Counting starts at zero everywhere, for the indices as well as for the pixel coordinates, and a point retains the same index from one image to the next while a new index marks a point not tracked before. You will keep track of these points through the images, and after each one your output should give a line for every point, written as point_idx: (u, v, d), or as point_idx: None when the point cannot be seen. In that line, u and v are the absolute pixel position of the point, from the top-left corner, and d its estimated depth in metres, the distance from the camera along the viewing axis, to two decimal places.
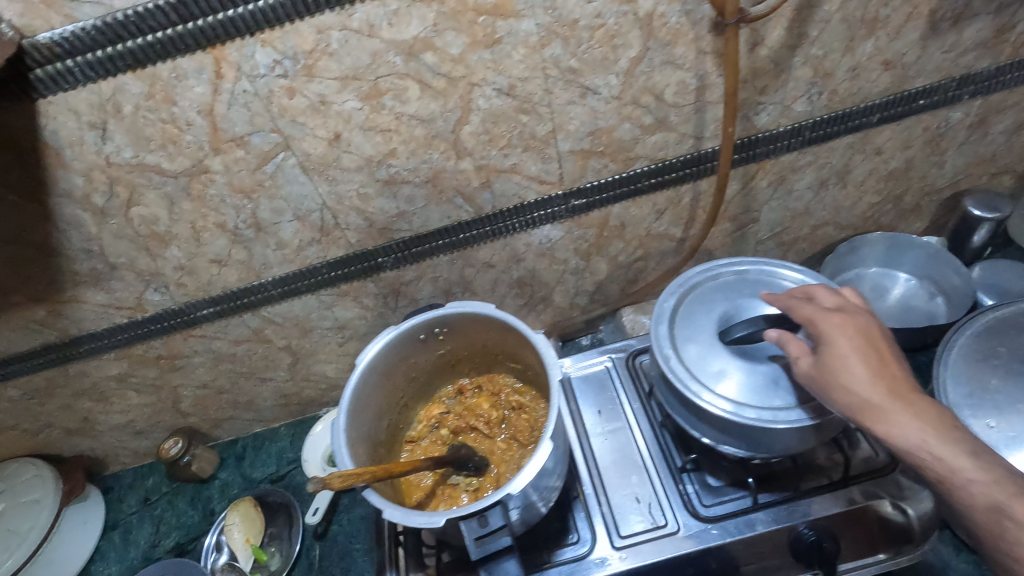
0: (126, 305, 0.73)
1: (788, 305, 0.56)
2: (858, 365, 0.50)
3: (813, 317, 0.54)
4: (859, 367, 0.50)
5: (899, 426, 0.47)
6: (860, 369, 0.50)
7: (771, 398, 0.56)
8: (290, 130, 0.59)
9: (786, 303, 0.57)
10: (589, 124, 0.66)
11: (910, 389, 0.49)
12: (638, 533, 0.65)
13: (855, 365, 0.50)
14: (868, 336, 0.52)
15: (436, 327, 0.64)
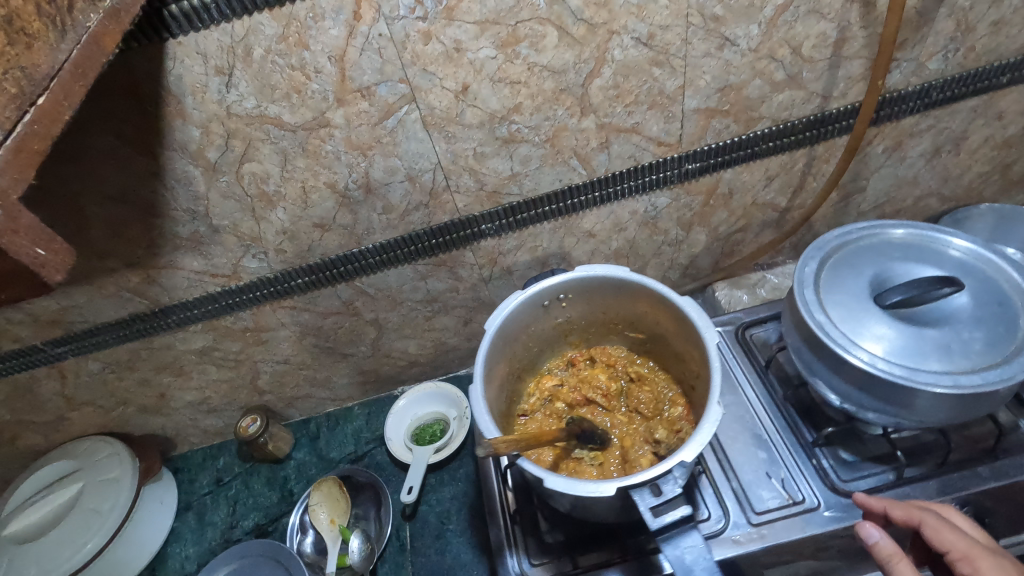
0: (222, 273, 0.70)
1: (916, 516, 0.51)
2: None
3: (964, 552, 0.48)
4: None
5: None
6: None
7: (942, 362, 0.53)
8: (419, 79, 0.56)
9: (913, 510, 0.51)
10: (720, 80, 0.63)
11: None
12: (775, 508, 0.62)
13: None
14: None
15: (561, 293, 0.61)
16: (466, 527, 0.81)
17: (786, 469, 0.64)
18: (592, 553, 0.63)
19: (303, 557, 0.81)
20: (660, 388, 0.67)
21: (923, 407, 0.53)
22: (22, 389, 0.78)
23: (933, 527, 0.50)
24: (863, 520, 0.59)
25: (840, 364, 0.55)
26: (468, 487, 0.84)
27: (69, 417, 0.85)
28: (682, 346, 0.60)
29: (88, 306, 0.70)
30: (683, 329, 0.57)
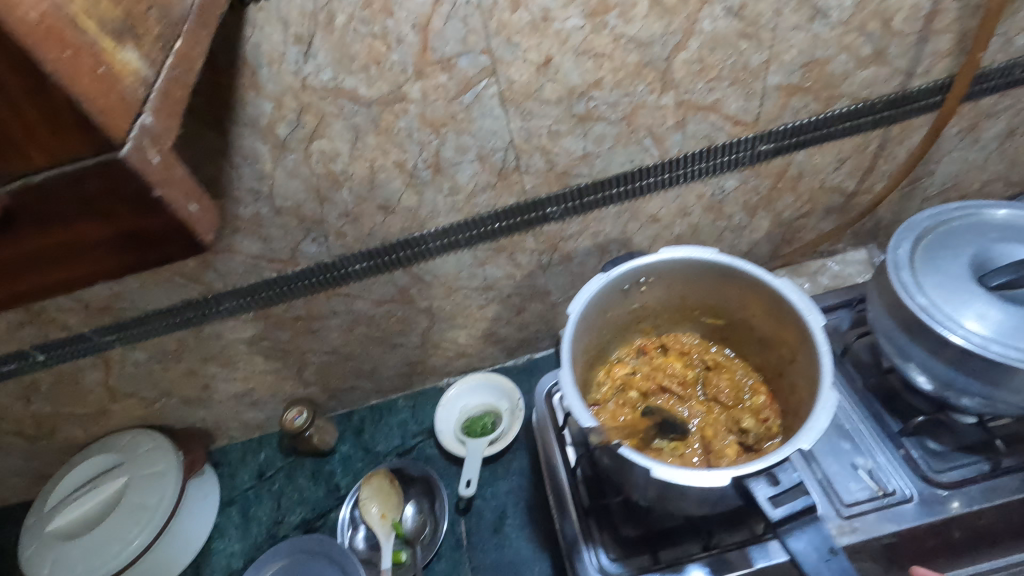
0: (279, 258, 0.67)
1: None
2: None
3: None
4: None
5: None
6: None
7: None
8: (501, 51, 0.53)
9: None
10: (806, 54, 0.60)
11: None
12: (863, 501, 0.60)
13: None
14: None
15: (642, 277, 0.59)
16: (525, 522, 0.78)
17: (872, 459, 0.62)
18: (674, 547, 0.61)
19: (357, 553, 0.80)
20: (739, 376, 0.65)
21: None
22: (65, 380, 0.75)
23: None
24: (959, 513, 0.57)
25: (944, 348, 0.53)
26: (524, 480, 0.82)
27: (111, 410, 0.82)
28: (771, 331, 0.58)
29: (140, 292, 0.67)
30: (778, 313, 0.55)
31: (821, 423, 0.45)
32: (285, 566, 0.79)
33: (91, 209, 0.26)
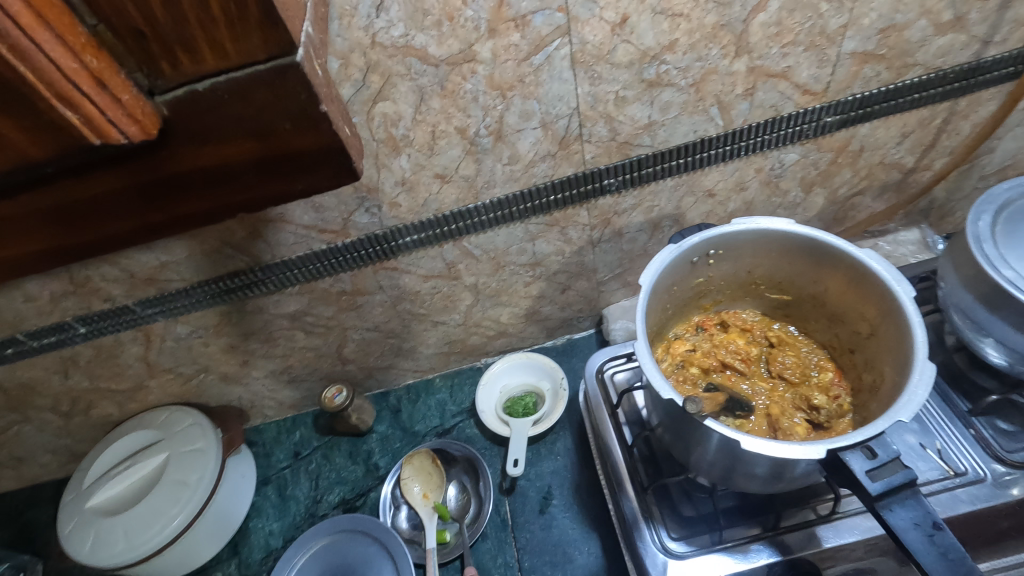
0: (330, 228, 0.65)
1: None
2: None
3: None
4: None
5: None
6: None
7: None
8: (578, 8, 0.51)
9: None
10: (885, 18, 0.58)
11: None
12: (934, 480, 0.57)
13: None
14: None
15: (711, 248, 0.57)
16: (572, 503, 0.77)
17: (941, 439, 0.60)
18: (738, 527, 0.59)
19: (400, 532, 0.78)
20: (804, 354, 0.63)
21: None
22: (105, 354, 0.73)
23: None
24: None
25: None
26: (569, 461, 0.80)
27: (148, 385, 0.80)
28: (847, 305, 0.56)
29: (187, 262, 0.65)
30: (859, 285, 0.52)
31: (918, 393, 0.43)
32: (326, 545, 0.78)
33: (262, 121, 0.33)
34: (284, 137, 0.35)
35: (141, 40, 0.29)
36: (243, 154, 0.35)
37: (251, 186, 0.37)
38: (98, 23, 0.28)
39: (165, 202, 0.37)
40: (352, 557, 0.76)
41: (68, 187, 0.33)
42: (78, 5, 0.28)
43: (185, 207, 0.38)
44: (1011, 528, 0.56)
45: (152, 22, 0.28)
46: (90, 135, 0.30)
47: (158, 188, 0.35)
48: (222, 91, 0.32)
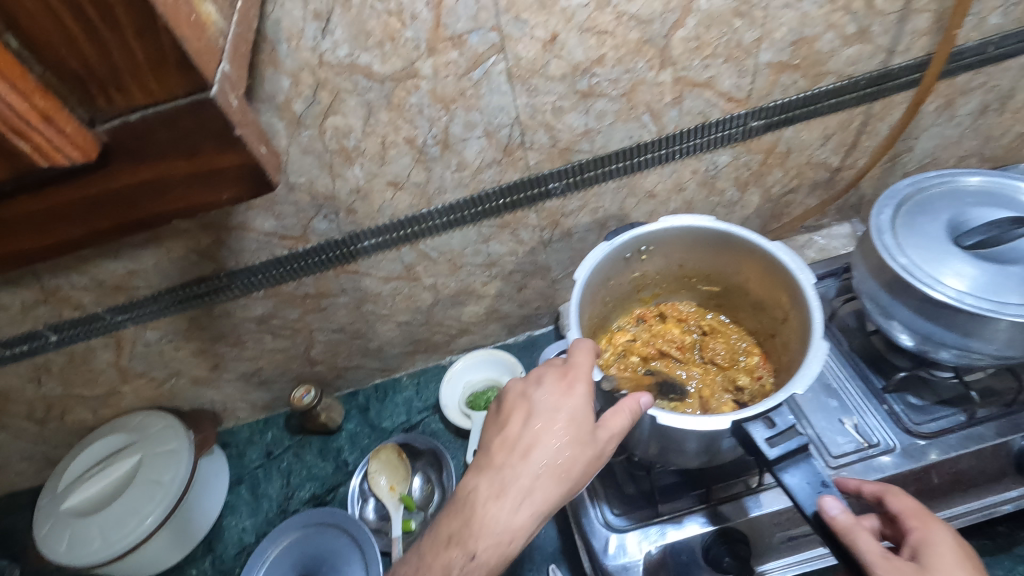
0: (291, 235, 0.69)
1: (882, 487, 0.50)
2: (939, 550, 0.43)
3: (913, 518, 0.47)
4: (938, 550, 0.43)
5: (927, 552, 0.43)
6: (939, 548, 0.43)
7: (1005, 294, 0.54)
8: (510, 28, 0.56)
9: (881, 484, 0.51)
10: (795, 32, 0.64)
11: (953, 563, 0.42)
12: (850, 452, 0.63)
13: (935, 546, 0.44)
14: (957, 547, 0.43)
15: (643, 246, 0.62)
16: None
17: (859, 415, 0.66)
18: (676, 501, 0.64)
19: (367, 523, 0.82)
20: (734, 340, 0.68)
21: (1009, 339, 0.55)
22: (77, 360, 0.76)
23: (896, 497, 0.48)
24: (939, 459, 0.61)
25: (927, 303, 0.57)
26: None
27: (121, 391, 0.83)
28: (764, 294, 0.61)
29: (154, 270, 0.68)
30: (772, 275, 0.58)
31: (813, 369, 0.49)
32: (297, 539, 0.81)
33: (183, 147, 0.37)
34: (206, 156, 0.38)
35: (78, 81, 0.32)
36: (169, 171, 0.38)
37: (185, 197, 0.41)
38: (44, 69, 0.31)
39: (112, 210, 0.40)
40: (323, 548, 0.79)
41: (17, 205, 0.37)
42: (27, 57, 0.31)
43: (136, 214, 0.41)
44: (917, 493, 0.62)
45: (88, 67, 0.31)
46: (38, 160, 0.32)
47: (100, 201, 0.39)
48: (151, 121, 0.35)
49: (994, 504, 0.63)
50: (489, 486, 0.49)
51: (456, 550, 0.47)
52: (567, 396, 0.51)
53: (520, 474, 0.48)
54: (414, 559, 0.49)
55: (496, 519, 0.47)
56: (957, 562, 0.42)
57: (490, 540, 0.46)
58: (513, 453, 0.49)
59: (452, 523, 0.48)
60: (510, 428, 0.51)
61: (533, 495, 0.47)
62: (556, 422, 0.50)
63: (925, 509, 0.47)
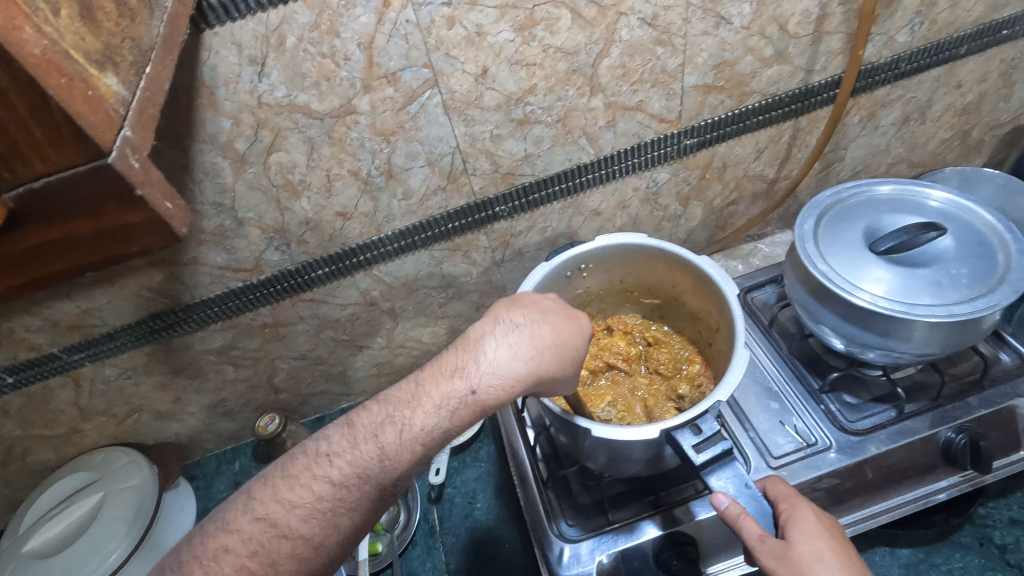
0: (244, 267, 0.71)
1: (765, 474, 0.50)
2: (808, 524, 0.43)
3: (788, 496, 0.46)
4: (807, 525, 0.43)
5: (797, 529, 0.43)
6: (804, 520, 0.43)
7: (919, 295, 0.58)
8: (441, 64, 0.59)
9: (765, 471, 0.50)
10: (716, 57, 0.68)
11: (817, 536, 0.42)
12: (790, 452, 0.66)
13: (802, 518, 0.44)
14: (830, 527, 0.43)
15: (583, 263, 0.65)
16: (493, 503, 0.82)
17: (797, 416, 0.69)
18: (627, 508, 0.66)
19: None
20: (677, 349, 0.71)
21: (922, 338, 0.58)
22: (35, 401, 0.76)
23: (772, 479, 0.48)
24: (871, 453, 0.64)
25: (847, 307, 0.60)
26: (491, 466, 0.85)
27: (82, 429, 0.83)
28: (699, 305, 0.64)
29: (108, 308, 0.69)
30: (702, 287, 0.61)
31: (736, 376, 0.51)
32: None
33: (75, 209, 0.26)
34: (102, 219, 0.27)
35: None
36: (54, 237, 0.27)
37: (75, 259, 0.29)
38: None
39: None
40: None
41: None
42: None
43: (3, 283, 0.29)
44: (854, 487, 0.64)
45: None
46: None
47: None
48: (51, 187, 0.25)
49: (927, 493, 0.66)
50: (503, 336, 0.51)
51: (459, 380, 0.47)
52: (586, 317, 0.56)
53: (533, 338, 0.51)
54: (408, 385, 0.48)
55: (502, 362, 0.49)
56: (817, 535, 0.42)
57: (491, 379, 0.48)
58: (532, 321, 0.52)
59: (461, 360, 0.49)
60: (525, 308, 0.54)
61: (537, 359, 0.50)
62: (568, 321, 0.54)
63: (794, 489, 0.46)
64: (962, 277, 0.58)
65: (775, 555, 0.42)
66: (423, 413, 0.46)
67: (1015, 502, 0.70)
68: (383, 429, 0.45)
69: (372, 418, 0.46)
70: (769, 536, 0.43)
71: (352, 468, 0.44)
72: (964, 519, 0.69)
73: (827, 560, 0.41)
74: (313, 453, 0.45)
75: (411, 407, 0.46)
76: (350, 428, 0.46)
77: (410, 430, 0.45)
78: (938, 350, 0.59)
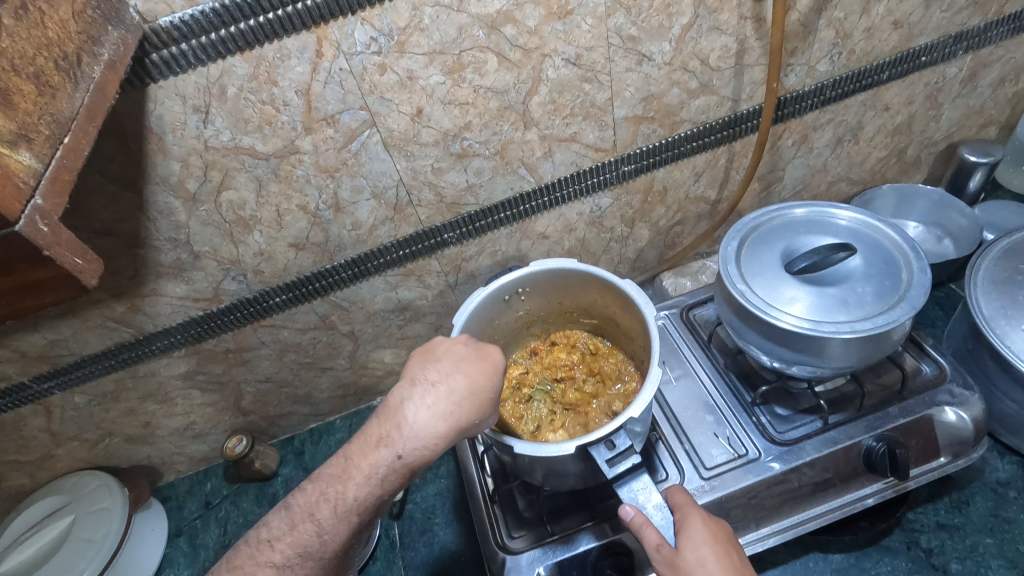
0: (203, 296, 0.74)
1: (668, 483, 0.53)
2: (696, 530, 0.47)
3: (683, 504, 0.49)
4: (695, 530, 0.47)
5: (686, 536, 0.46)
6: (693, 527, 0.47)
7: (832, 313, 0.61)
8: (377, 106, 0.63)
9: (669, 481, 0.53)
10: (642, 90, 0.72)
11: (702, 542, 0.46)
12: (722, 464, 0.69)
13: (692, 524, 0.47)
14: (717, 533, 0.47)
15: (520, 287, 0.69)
16: (450, 518, 0.85)
17: (731, 429, 0.72)
18: (569, 520, 0.69)
19: None
20: (619, 360, 0.74)
21: (836, 353, 0.61)
22: (8, 429, 0.79)
23: (671, 487, 0.51)
24: (798, 463, 0.67)
25: (766, 326, 0.63)
26: (451, 482, 0.88)
27: (55, 454, 0.86)
28: (628, 325, 0.68)
29: (74, 339, 0.72)
30: (629, 308, 0.65)
31: (649, 393, 0.55)
32: None
33: None
34: (16, 276, 0.31)
35: None
36: None
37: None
38: None
39: None
40: None
41: None
42: None
43: None
44: (782, 496, 0.68)
45: None
46: None
47: None
48: None
49: (855, 499, 0.69)
50: (424, 396, 0.48)
51: (385, 449, 0.46)
52: (498, 351, 0.54)
53: (452, 392, 0.49)
54: (338, 460, 0.47)
55: (422, 423, 0.47)
56: (702, 541, 0.46)
57: (415, 440, 0.46)
58: (450, 372, 0.50)
59: (383, 427, 0.47)
60: (441, 361, 0.51)
61: (460, 411, 0.48)
62: (482, 365, 0.52)
63: (689, 497, 0.50)
64: (870, 295, 0.62)
65: (665, 562, 0.46)
66: (355, 488, 0.46)
67: (942, 507, 0.73)
68: (318, 507, 0.46)
69: (307, 497, 0.47)
70: (662, 543, 0.47)
71: (293, 547, 0.45)
72: (892, 524, 0.72)
73: (709, 564, 0.44)
74: (256, 540, 0.47)
75: (343, 481, 0.46)
76: (288, 510, 0.47)
77: (344, 502, 0.45)
78: (852, 364, 0.63)
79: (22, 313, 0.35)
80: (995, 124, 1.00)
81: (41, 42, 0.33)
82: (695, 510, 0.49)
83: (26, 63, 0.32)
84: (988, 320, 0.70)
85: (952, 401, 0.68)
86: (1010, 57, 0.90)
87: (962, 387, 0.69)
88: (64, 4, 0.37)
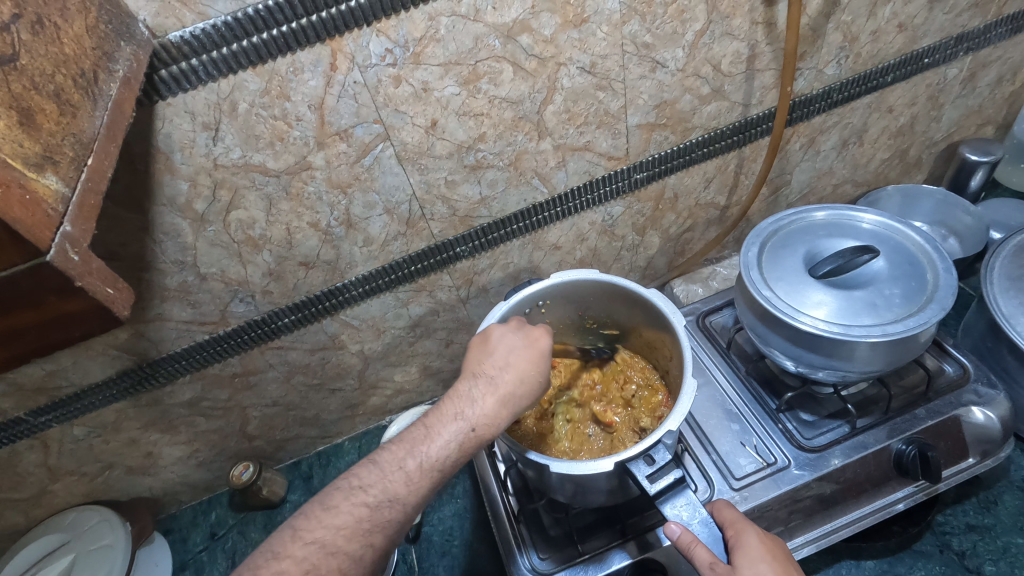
0: (209, 320, 0.71)
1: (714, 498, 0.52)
2: (753, 546, 0.46)
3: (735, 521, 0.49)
4: (752, 546, 0.46)
5: (742, 554, 0.46)
6: (750, 544, 0.47)
7: (860, 317, 0.61)
8: (391, 119, 0.61)
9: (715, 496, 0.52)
10: (656, 97, 0.71)
11: (761, 559, 0.45)
12: (752, 473, 0.67)
13: (748, 541, 0.47)
14: (774, 550, 0.46)
15: (541, 299, 0.67)
16: (470, 539, 0.82)
17: (758, 437, 0.71)
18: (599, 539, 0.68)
19: None
20: (643, 369, 0.73)
21: (864, 357, 0.60)
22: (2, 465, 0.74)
23: (719, 503, 0.51)
24: (829, 469, 0.66)
25: (792, 331, 0.62)
26: (468, 502, 0.86)
27: (52, 490, 0.81)
28: (654, 334, 0.67)
29: (73, 368, 0.69)
30: (657, 320, 0.64)
31: (686, 405, 0.53)
32: None
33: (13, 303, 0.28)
34: (41, 310, 0.29)
35: None
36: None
37: (21, 345, 0.31)
38: None
39: None
40: None
41: None
42: None
43: None
44: (814, 505, 0.67)
45: None
46: None
47: None
48: None
49: (886, 505, 0.68)
50: (486, 384, 0.53)
51: (459, 422, 0.50)
52: (545, 335, 0.57)
53: (510, 381, 0.53)
54: (418, 427, 0.51)
55: (490, 408, 0.51)
56: (759, 559, 0.45)
57: (485, 420, 0.51)
58: (505, 365, 0.54)
59: (456, 405, 0.52)
60: (497, 350, 0.56)
61: (518, 398, 0.53)
62: (532, 352, 0.55)
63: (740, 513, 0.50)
64: (897, 297, 0.61)
65: None
66: (437, 451, 0.49)
67: (970, 508, 0.72)
68: (407, 463, 0.48)
69: (394, 453, 0.49)
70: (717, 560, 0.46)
71: (384, 492, 0.46)
72: (922, 528, 0.71)
73: None
74: (347, 486, 0.47)
75: (425, 442, 0.49)
76: (377, 463, 0.48)
77: (428, 461, 0.48)
78: (879, 368, 0.62)
79: (46, 348, 0.32)
80: (992, 124, 1.01)
81: (58, 59, 0.31)
82: (746, 526, 0.49)
83: (46, 81, 0.29)
84: (1008, 317, 0.70)
85: (978, 400, 0.68)
86: (1008, 57, 0.91)
87: (986, 386, 0.69)
88: (78, 18, 0.35)
